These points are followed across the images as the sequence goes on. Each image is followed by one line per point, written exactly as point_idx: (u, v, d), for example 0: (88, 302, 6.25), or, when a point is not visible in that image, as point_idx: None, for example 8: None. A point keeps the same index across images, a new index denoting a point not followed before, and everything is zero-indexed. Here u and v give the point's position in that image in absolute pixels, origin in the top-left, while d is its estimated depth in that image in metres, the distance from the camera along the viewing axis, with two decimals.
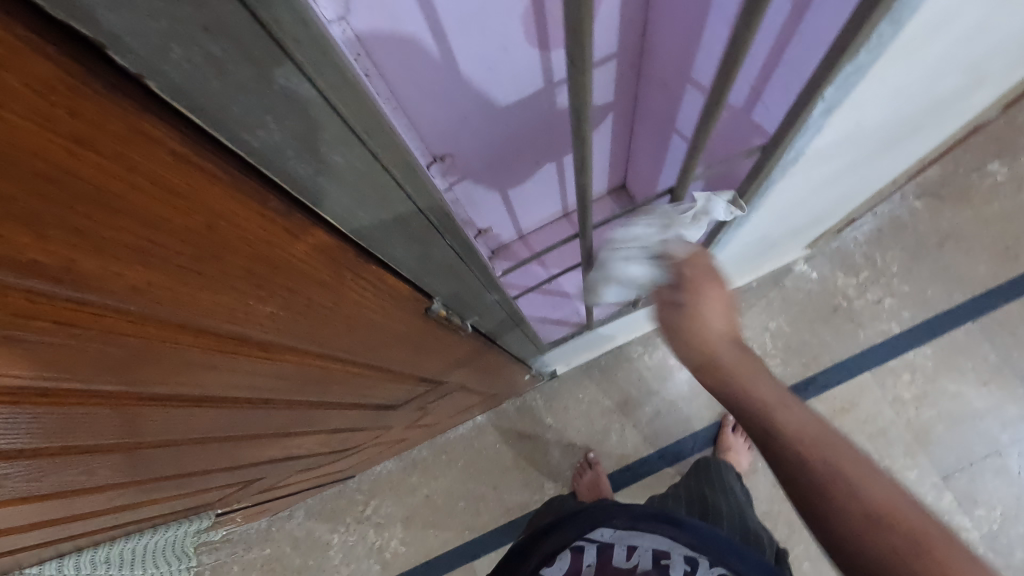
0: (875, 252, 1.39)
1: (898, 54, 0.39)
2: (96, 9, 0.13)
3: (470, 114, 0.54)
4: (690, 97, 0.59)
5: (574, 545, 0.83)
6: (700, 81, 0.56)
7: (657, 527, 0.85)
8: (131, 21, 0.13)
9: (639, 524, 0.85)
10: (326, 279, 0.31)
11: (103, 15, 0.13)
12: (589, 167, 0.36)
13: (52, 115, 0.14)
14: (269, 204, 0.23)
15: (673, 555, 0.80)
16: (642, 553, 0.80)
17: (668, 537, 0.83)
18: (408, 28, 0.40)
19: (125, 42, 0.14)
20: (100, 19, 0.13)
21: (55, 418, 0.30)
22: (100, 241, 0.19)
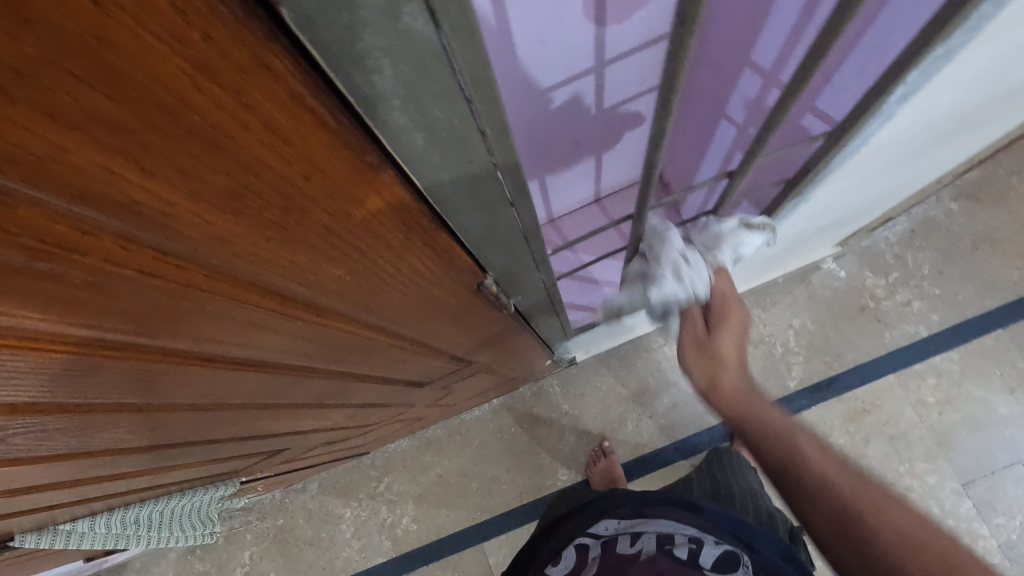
0: (907, 252, 1.36)
1: (987, 39, 0.38)
2: None
3: (521, 89, 0.52)
4: (746, 81, 0.57)
5: (579, 540, 0.83)
6: (759, 64, 0.54)
7: (662, 511, 0.82)
8: None
9: (644, 509, 0.83)
10: (395, 244, 0.30)
11: None
12: (663, 142, 0.35)
13: (183, 35, 0.13)
14: (363, 158, 0.22)
15: (677, 537, 0.79)
16: (646, 539, 0.79)
17: (673, 520, 0.82)
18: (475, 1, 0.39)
19: None
20: None
21: (113, 373, 0.30)
22: (199, 185, 0.18)
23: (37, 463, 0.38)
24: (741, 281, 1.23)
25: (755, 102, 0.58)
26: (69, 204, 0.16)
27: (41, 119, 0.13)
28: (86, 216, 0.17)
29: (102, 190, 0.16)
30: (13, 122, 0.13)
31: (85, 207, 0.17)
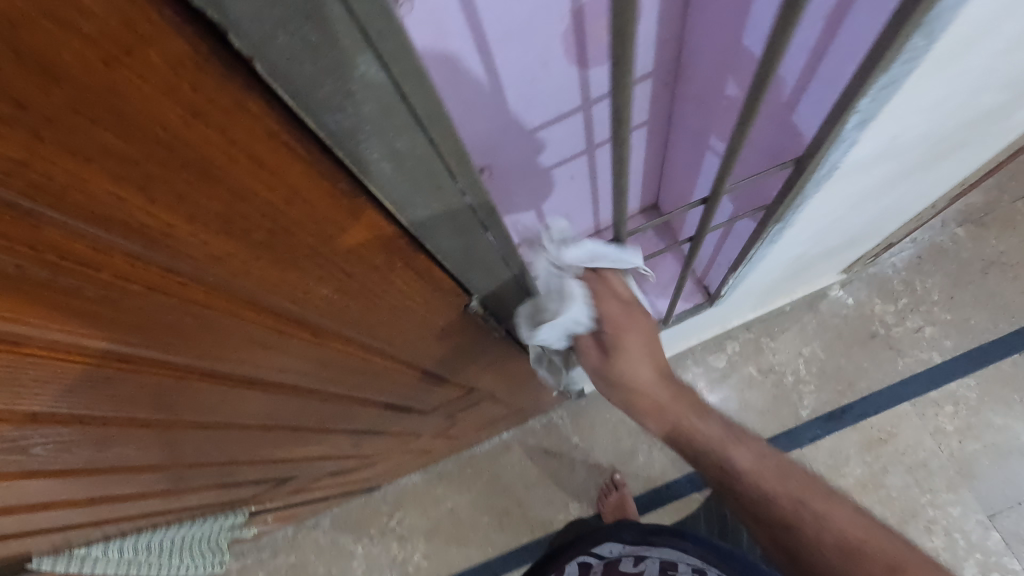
0: (915, 279, 1.36)
1: (932, 70, 0.40)
2: (227, 2, 0.15)
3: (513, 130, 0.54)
4: (726, 114, 0.60)
5: (583, 558, 0.91)
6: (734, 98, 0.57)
7: (666, 539, 0.89)
8: (253, 10, 0.16)
9: (649, 537, 0.89)
10: (378, 265, 0.33)
11: (233, 7, 0.16)
12: (626, 171, 0.38)
13: (177, 88, 0.17)
14: (338, 185, 0.25)
15: (680, 565, 0.89)
16: (649, 562, 0.90)
17: (678, 550, 0.88)
18: (463, 56, 0.41)
19: (245, 28, 0.16)
20: (230, 10, 0.16)
21: (126, 386, 0.33)
22: (195, 210, 0.22)
23: (53, 478, 0.41)
24: (744, 310, 1.24)
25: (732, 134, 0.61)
26: (87, 226, 0.20)
27: (65, 155, 0.17)
28: (102, 237, 0.21)
29: (115, 214, 0.20)
30: (41, 156, 0.16)
31: (101, 229, 0.20)
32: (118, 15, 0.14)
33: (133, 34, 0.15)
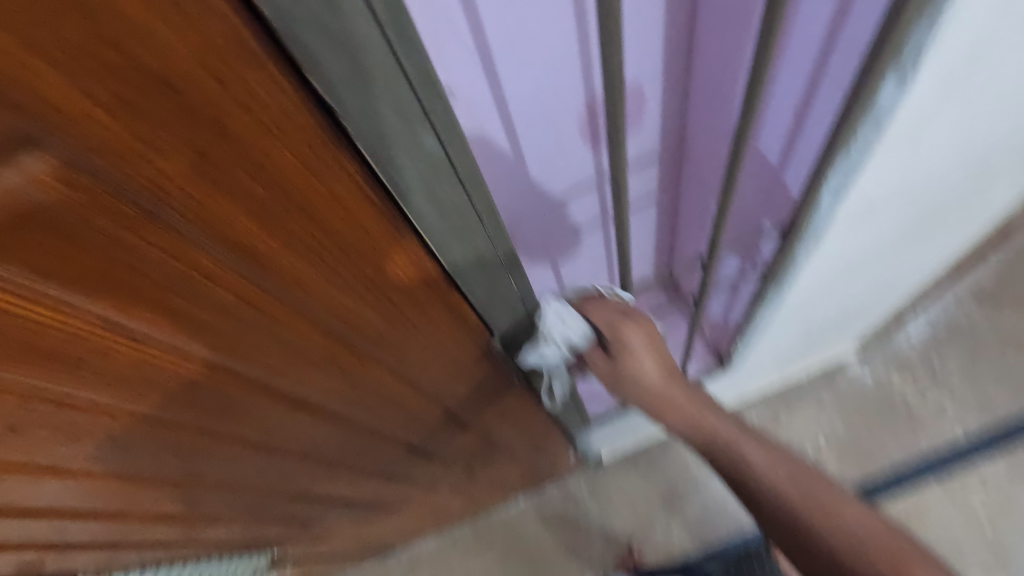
0: (933, 354, 1.37)
1: (889, 152, 0.47)
2: (344, 97, 0.25)
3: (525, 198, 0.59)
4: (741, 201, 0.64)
5: None
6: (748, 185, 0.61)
7: None
8: (359, 101, 0.25)
9: None
10: (418, 296, 0.41)
11: (347, 100, 0.25)
12: (623, 204, 0.47)
13: (298, 147, 0.25)
14: (397, 227, 0.33)
15: None
16: None
17: None
18: (493, 137, 0.49)
19: (352, 113, 0.26)
20: (345, 102, 0.25)
21: (205, 392, 0.40)
22: (292, 237, 0.30)
23: (125, 483, 0.47)
24: (758, 378, 1.26)
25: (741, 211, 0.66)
26: (219, 245, 0.28)
27: (219, 189, 0.25)
28: (226, 256, 0.29)
29: (240, 236, 0.28)
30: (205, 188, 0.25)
31: (227, 249, 0.29)
32: (273, 98, 0.23)
33: (279, 110, 0.24)
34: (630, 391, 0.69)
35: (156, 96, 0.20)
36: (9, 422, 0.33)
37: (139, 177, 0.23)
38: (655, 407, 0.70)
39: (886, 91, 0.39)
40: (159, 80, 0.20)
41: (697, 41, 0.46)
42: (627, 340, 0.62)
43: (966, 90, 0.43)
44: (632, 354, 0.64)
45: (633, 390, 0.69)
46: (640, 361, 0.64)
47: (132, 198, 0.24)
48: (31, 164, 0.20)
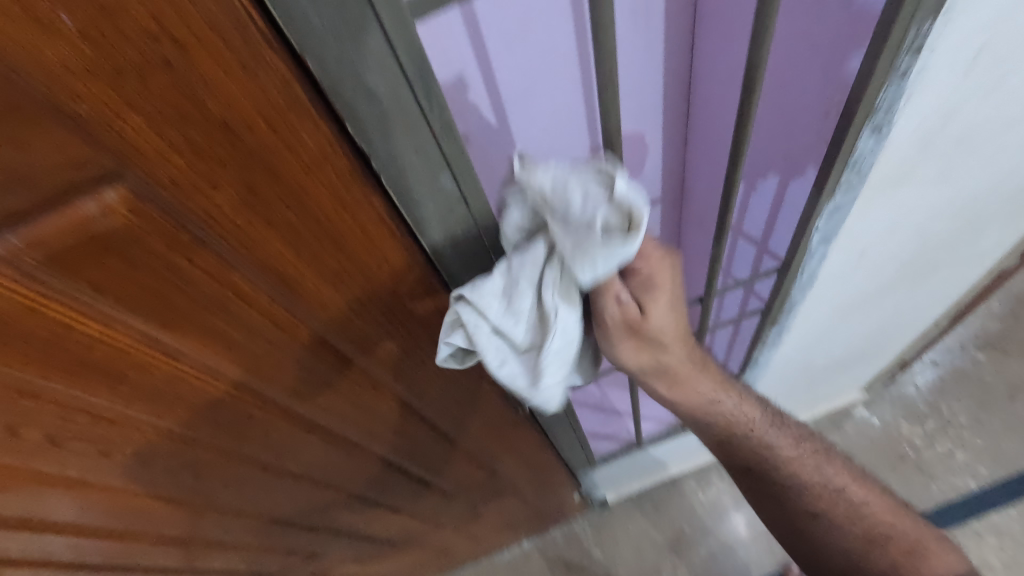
0: (940, 401, 1.37)
1: (871, 199, 0.51)
2: (375, 144, 0.28)
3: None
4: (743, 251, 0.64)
5: None
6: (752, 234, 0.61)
7: None
8: (388, 147, 0.29)
9: None
10: (431, 323, 0.43)
11: (377, 146, 0.28)
12: None
13: (333, 184, 0.29)
14: (415, 258, 0.37)
15: None
16: None
17: None
18: None
19: (381, 157, 0.29)
20: (375, 148, 0.28)
21: (227, 411, 0.43)
22: (320, 265, 0.33)
23: (143, 502, 0.49)
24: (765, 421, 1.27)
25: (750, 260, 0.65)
26: (256, 270, 0.31)
27: (261, 219, 0.29)
28: (262, 281, 0.32)
29: (276, 262, 0.31)
30: (250, 218, 0.28)
31: (263, 274, 0.32)
32: (316, 142, 0.27)
33: (320, 153, 0.27)
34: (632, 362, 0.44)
35: (218, 138, 0.24)
36: (47, 431, 0.36)
37: (196, 208, 0.26)
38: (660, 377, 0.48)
39: (865, 140, 0.43)
40: (222, 125, 0.24)
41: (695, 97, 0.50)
42: (659, 281, 0.38)
43: (941, 143, 0.46)
44: (659, 308, 0.39)
45: (641, 360, 0.44)
46: (668, 317, 0.40)
47: (188, 226, 0.27)
48: (107, 195, 0.24)
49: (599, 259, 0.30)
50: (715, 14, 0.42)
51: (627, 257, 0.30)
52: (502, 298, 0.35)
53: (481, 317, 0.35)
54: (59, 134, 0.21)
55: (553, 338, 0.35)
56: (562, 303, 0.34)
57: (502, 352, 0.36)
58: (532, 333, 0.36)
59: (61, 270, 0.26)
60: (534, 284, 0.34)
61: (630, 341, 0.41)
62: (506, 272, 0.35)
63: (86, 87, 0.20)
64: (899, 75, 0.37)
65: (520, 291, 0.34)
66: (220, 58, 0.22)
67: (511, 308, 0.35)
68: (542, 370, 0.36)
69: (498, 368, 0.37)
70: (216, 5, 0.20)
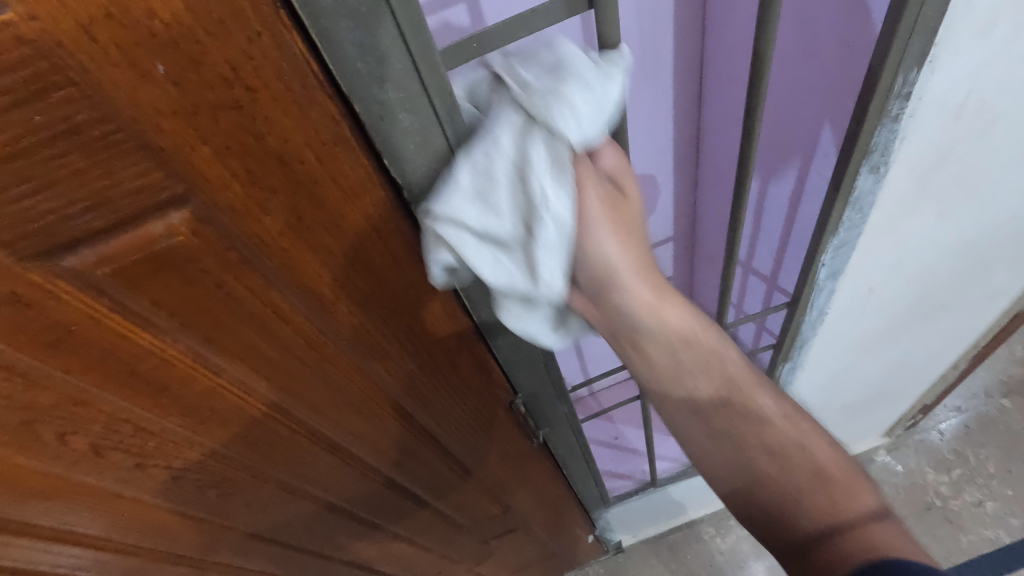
0: (966, 449, 1.33)
1: (875, 237, 0.53)
2: (408, 176, 0.32)
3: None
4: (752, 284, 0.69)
5: None
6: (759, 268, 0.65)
7: None
8: (420, 179, 0.32)
9: None
10: (450, 346, 0.46)
11: (410, 179, 0.32)
12: None
13: (368, 212, 0.32)
14: (438, 284, 0.39)
15: None
16: None
17: None
18: None
19: (413, 189, 0.32)
20: (409, 180, 0.32)
21: (255, 429, 0.45)
22: (351, 286, 0.36)
23: (169, 521, 0.51)
24: None
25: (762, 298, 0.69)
26: (294, 290, 0.34)
27: (302, 242, 0.32)
28: (298, 301, 0.35)
29: (312, 283, 0.34)
30: (292, 241, 0.31)
31: (300, 295, 0.35)
32: (356, 175, 0.30)
33: (358, 184, 0.30)
34: (604, 240, 0.37)
35: (272, 169, 0.28)
36: (91, 440, 0.38)
37: (246, 230, 0.30)
38: (638, 280, 0.39)
39: (863, 179, 0.45)
40: (277, 157, 0.27)
41: (703, 140, 0.53)
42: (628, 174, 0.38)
43: (938, 184, 0.49)
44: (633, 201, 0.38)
45: (612, 240, 0.37)
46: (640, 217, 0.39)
47: (238, 248, 0.30)
48: (173, 217, 0.27)
49: (589, 106, 0.32)
50: (720, 65, 0.46)
51: (611, 108, 0.33)
52: (476, 199, 0.32)
53: (459, 224, 0.32)
54: (140, 164, 0.25)
55: (547, 229, 0.32)
56: (553, 184, 0.32)
57: (496, 258, 0.34)
58: (522, 229, 0.33)
59: (125, 284, 0.30)
60: (511, 174, 0.32)
61: (609, 224, 0.37)
62: (472, 172, 0.32)
63: (168, 123, 0.24)
64: (891, 118, 0.40)
65: (494, 187, 0.32)
66: (281, 100, 0.25)
67: (490, 210, 0.32)
68: (541, 261, 0.33)
69: (499, 275, 0.34)
70: (281, 57, 0.24)
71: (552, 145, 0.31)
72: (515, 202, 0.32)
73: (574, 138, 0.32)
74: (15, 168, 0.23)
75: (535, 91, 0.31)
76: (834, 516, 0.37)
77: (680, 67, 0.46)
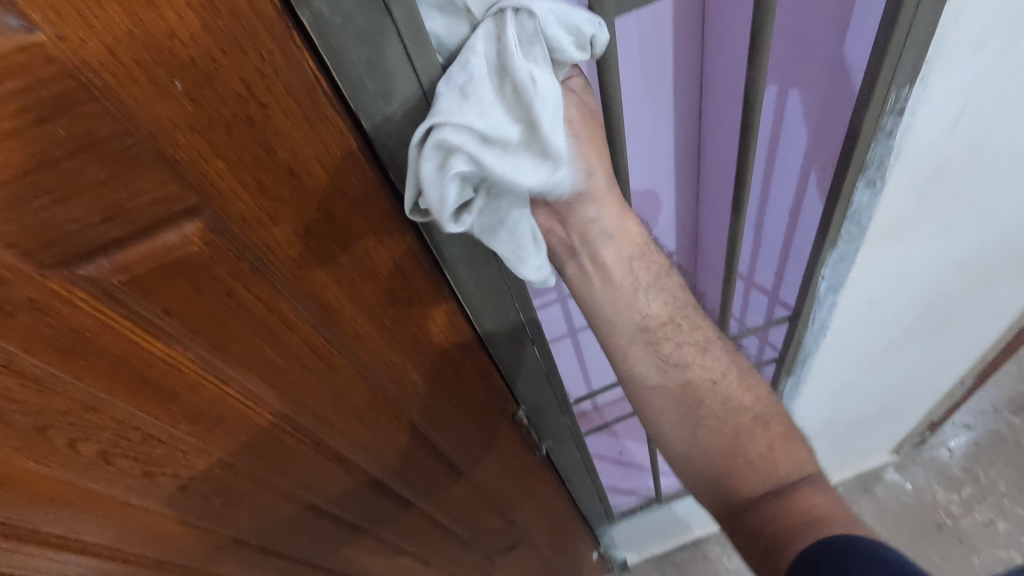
0: (976, 467, 1.31)
1: (875, 250, 0.53)
2: None
3: (548, 307, 0.63)
4: (755, 299, 0.69)
5: None
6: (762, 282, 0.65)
7: None
8: None
9: None
10: (454, 356, 0.46)
11: None
12: None
13: (374, 224, 0.33)
14: (442, 294, 0.40)
15: None
16: None
17: None
18: None
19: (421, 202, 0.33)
20: None
21: (262, 438, 0.45)
22: (356, 296, 0.37)
23: (175, 530, 0.51)
24: None
25: (765, 313, 0.69)
26: (301, 300, 0.35)
27: (310, 253, 0.33)
28: (305, 311, 0.36)
29: (320, 292, 0.35)
30: (298, 251, 0.32)
31: (307, 304, 0.36)
32: (363, 189, 0.31)
33: (364, 197, 0.31)
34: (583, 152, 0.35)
35: (283, 181, 0.29)
36: (102, 446, 0.39)
37: (257, 240, 0.31)
38: (608, 191, 0.38)
39: (860, 193, 0.46)
40: (288, 170, 0.28)
41: (703, 156, 0.54)
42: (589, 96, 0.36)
43: (936, 198, 0.49)
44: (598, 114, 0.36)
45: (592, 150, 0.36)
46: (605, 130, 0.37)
47: (249, 257, 0.31)
48: (187, 227, 0.29)
49: (562, 22, 0.28)
50: (718, 82, 0.47)
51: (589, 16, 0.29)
52: (466, 106, 0.28)
53: (457, 129, 0.28)
54: (157, 177, 0.26)
55: (546, 110, 0.29)
56: (539, 66, 0.28)
57: (508, 163, 0.30)
58: (525, 128, 0.29)
59: (139, 293, 0.31)
60: (488, 66, 0.28)
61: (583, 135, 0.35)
62: (452, 83, 0.28)
63: (185, 138, 0.25)
64: (885, 134, 0.42)
65: (476, 82, 0.28)
66: (292, 116, 0.26)
67: (485, 111, 0.28)
68: (553, 146, 0.30)
69: (517, 182, 0.30)
70: (294, 75, 0.25)
71: (520, 23, 0.28)
72: (498, 91, 0.29)
73: (553, 33, 0.28)
74: (40, 179, 0.24)
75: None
76: (775, 475, 0.41)
77: (680, 85, 0.47)
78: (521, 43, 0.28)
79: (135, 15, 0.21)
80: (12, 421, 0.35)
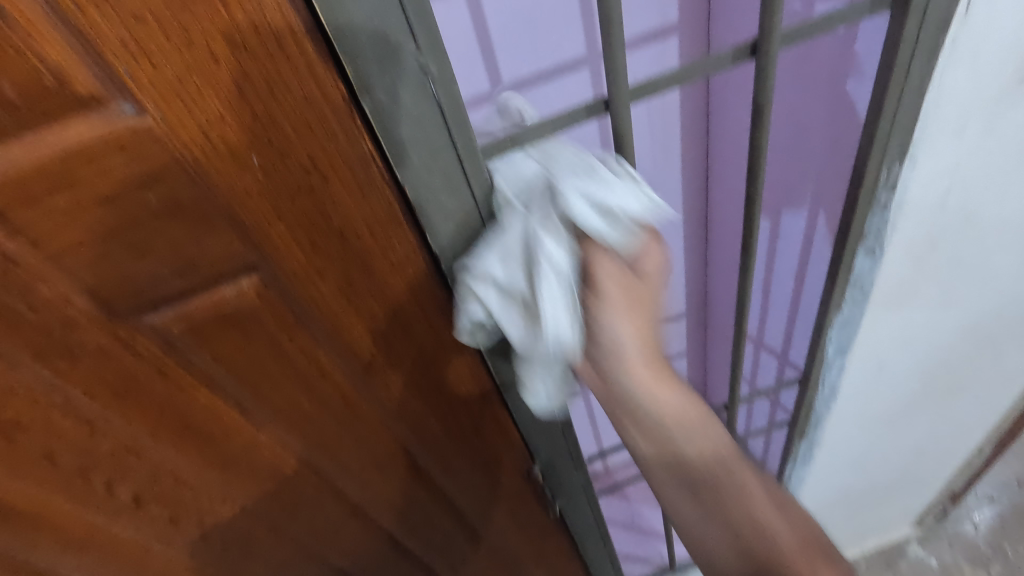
0: (1004, 543, 1.27)
1: (880, 316, 0.55)
2: (447, 251, 0.36)
3: None
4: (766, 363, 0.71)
5: None
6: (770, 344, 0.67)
7: None
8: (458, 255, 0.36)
9: None
10: (473, 409, 0.48)
11: (448, 254, 0.36)
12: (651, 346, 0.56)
13: (410, 283, 0.36)
14: (466, 349, 0.43)
15: None
16: None
17: None
18: None
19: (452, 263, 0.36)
20: (447, 255, 0.36)
21: (285, 487, 0.47)
22: (388, 348, 0.39)
23: None
24: None
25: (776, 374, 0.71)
26: (337, 351, 0.38)
27: (350, 307, 0.35)
28: (339, 362, 0.38)
29: (355, 345, 0.38)
30: (340, 305, 0.35)
31: (343, 355, 0.38)
32: (402, 250, 0.34)
33: (402, 258, 0.35)
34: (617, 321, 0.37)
35: (333, 243, 0.32)
36: (136, 489, 0.41)
37: (304, 295, 0.34)
38: (637, 357, 0.38)
39: (861, 260, 0.49)
40: (339, 233, 0.32)
41: (711, 223, 0.58)
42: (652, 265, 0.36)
43: (934, 267, 0.52)
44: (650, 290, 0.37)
45: (622, 321, 0.37)
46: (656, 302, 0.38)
47: (296, 311, 0.34)
48: (244, 282, 0.32)
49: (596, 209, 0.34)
50: (723, 159, 0.51)
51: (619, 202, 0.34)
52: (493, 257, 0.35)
53: (482, 275, 0.35)
54: (226, 237, 0.29)
55: (550, 282, 0.34)
56: (559, 245, 0.34)
57: (506, 307, 0.36)
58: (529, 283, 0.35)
59: (193, 342, 0.33)
60: (522, 233, 0.34)
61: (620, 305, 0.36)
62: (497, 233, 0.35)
63: (255, 205, 0.29)
64: (880, 207, 0.45)
65: (509, 241, 0.35)
66: (347, 187, 0.30)
67: (503, 265, 0.35)
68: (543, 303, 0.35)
69: (507, 325, 0.37)
70: (353, 153, 0.29)
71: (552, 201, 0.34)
72: (524, 253, 0.35)
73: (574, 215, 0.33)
74: (126, 238, 0.28)
75: (551, 166, 0.34)
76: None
77: (687, 159, 0.51)
78: (548, 226, 0.34)
79: (229, 105, 0.25)
80: (60, 462, 0.36)
